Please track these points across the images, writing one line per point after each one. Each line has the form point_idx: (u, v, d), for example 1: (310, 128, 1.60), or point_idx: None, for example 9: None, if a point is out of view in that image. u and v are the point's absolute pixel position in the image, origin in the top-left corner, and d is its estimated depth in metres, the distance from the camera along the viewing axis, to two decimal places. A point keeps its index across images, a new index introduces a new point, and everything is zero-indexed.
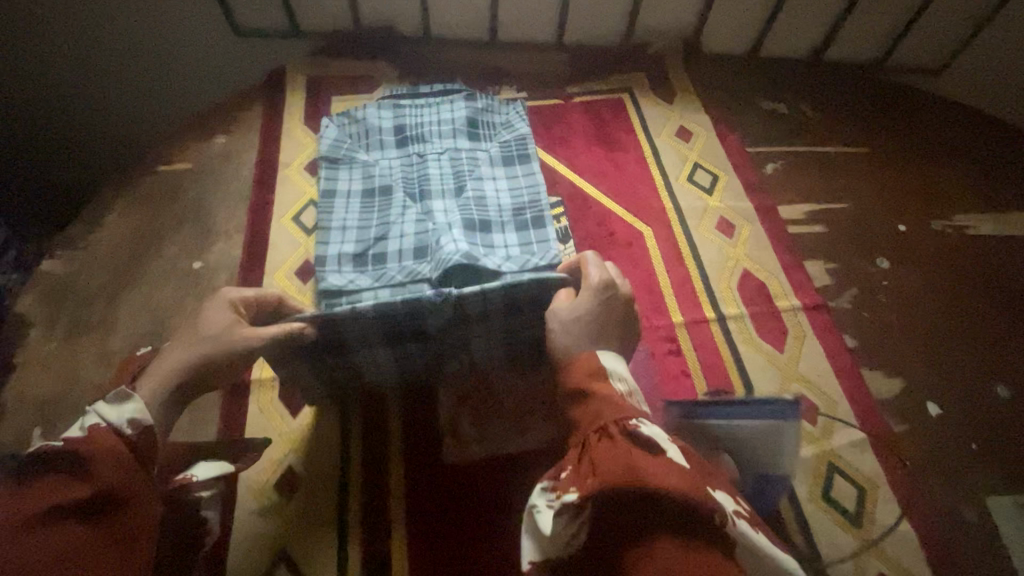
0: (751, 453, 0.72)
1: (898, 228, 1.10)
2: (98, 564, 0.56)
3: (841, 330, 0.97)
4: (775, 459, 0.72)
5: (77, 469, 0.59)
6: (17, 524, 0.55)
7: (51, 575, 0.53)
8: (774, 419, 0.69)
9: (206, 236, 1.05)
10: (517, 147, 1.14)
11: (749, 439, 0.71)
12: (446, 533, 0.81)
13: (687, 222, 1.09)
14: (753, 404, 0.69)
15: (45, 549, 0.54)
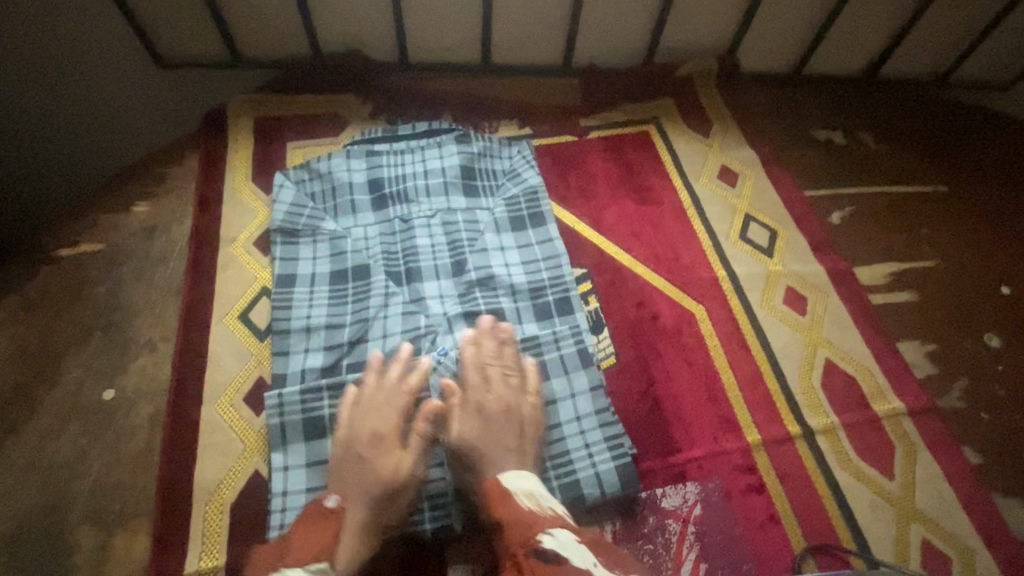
0: None
1: (1001, 291, 0.89)
2: None
3: (958, 442, 0.76)
4: None
5: None
6: None
7: None
8: None
9: (124, 351, 0.79)
10: (527, 206, 0.89)
11: None
12: None
13: (747, 297, 0.86)
14: None
15: None
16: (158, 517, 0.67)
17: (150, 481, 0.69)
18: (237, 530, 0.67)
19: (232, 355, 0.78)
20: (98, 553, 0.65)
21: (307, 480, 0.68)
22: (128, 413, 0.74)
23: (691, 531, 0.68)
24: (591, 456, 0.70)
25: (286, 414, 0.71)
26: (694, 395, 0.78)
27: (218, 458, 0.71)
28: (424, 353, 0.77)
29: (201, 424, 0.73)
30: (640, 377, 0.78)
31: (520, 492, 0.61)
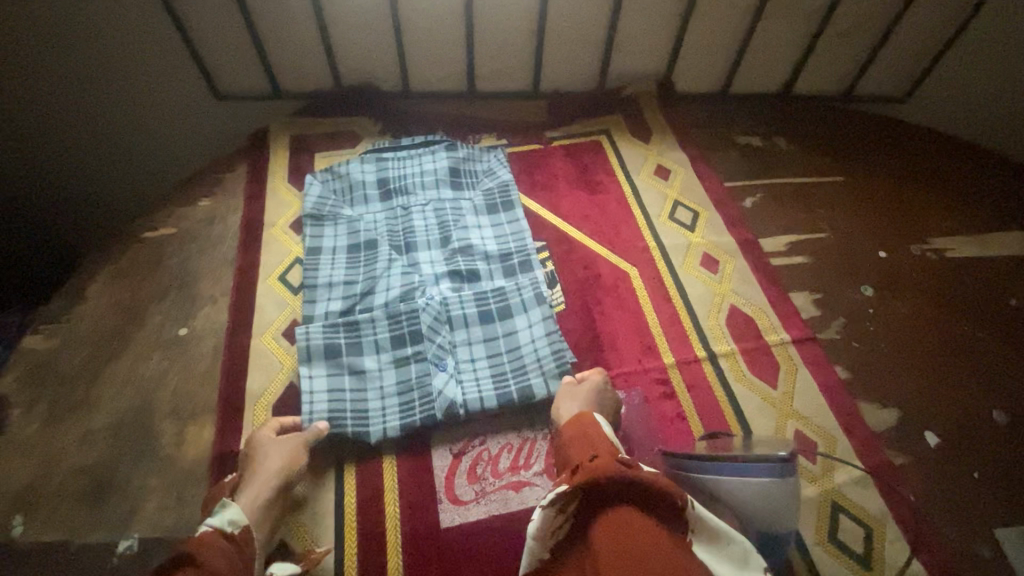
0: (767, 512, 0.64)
1: (879, 254, 1.12)
2: None
3: (832, 363, 0.97)
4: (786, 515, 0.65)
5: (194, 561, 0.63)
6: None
7: None
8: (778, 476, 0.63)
9: (193, 302, 1.04)
10: (500, 196, 1.15)
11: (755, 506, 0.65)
12: None
13: (671, 260, 1.10)
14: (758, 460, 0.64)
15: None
16: (221, 413, 0.91)
17: (212, 390, 0.93)
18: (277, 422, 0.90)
19: (274, 304, 1.03)
20: (175, 438, 0.88)
21: (328, 383, 0.91)
22: (196, 344, 0.98)
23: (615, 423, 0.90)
24: (541, 365, 0.93)
25: (310, 338, 0.94)
26: (625, 329, 1.01)
27: (264, 374, 0.95)
28: (416, 299, 0.99)
29: (252, 351, 0.97)
30: (583, 317, 1.02)
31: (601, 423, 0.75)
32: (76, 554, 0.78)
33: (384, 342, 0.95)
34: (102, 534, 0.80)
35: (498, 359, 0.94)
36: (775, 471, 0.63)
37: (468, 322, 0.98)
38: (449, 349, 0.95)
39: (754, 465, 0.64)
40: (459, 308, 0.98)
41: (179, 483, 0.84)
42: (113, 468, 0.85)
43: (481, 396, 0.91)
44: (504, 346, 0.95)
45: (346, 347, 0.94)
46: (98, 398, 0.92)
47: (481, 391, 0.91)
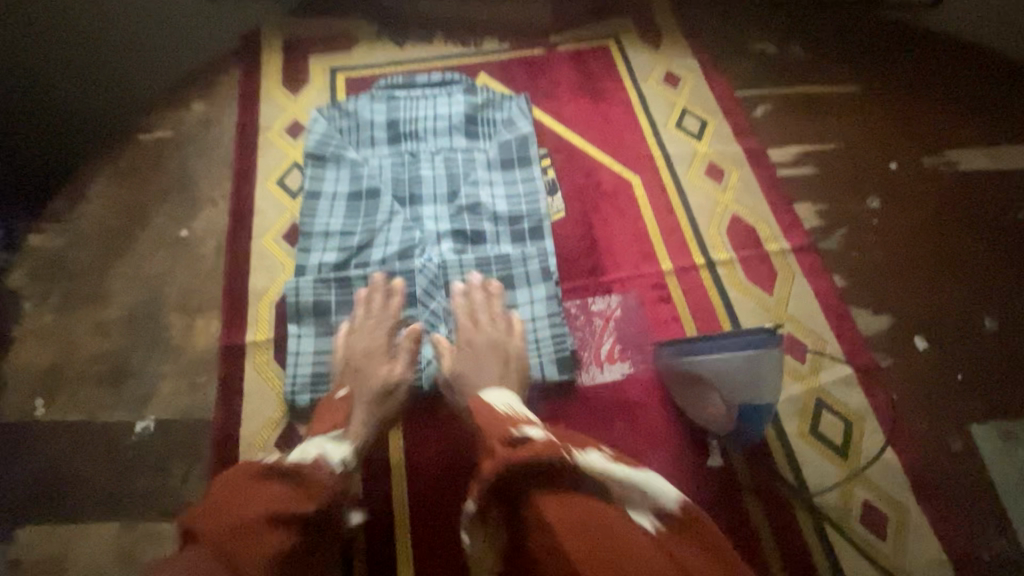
0: (739, 385, 0.72)
1: (889, 166, 1.09)
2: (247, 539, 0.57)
3: (829, 272, 0.97)
4: (761, 387, 0.73)
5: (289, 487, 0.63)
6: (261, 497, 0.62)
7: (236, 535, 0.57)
8: (754, 349, 0.70)
9: (193, 204, 1.03)
10: (517, 149, 1.07)
11: (732, 378, 0.72)
12: (444, 488, 0.82)
13: (675, 169, 1.08)
14: (734, 337, 0.70)
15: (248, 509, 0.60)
16: (225, 308, 0.93)
17: (217, 287, 0.95)
18: (281, 317, 0.92)
19: (273, 207, 1.03)
20: (184, 330, 0.91)
21: (314, 343, 0.88)
22: (199, 244, 0.99)
23: (611, 324, 0.92)
24: (539, 349, 0.88)
25: (299, 295, 0.90)
26: (623, 236, 1.01)
27: (268, 273, 0.96)
28: (414, 258, 0.95)
29: (253, 251, 0.98)
30: (583, 224, 1.02)
31: (497, 404, 0.73)
32: (101, 430, 0.84)
33: None
34: (122, 414, 0.85)
35: None
36: (753, 345, 0.70)
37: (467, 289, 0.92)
38: (443, 318, 0.90)
39: (738, 339, 0.70)
40: (457, 277, 0.93)
41: (190, 370, 0.88)
42: (128, 357, 0.89)
43: None
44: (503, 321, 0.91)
45: (337, 305, 0.91)
46: (108, 293, 0.94)
47: None
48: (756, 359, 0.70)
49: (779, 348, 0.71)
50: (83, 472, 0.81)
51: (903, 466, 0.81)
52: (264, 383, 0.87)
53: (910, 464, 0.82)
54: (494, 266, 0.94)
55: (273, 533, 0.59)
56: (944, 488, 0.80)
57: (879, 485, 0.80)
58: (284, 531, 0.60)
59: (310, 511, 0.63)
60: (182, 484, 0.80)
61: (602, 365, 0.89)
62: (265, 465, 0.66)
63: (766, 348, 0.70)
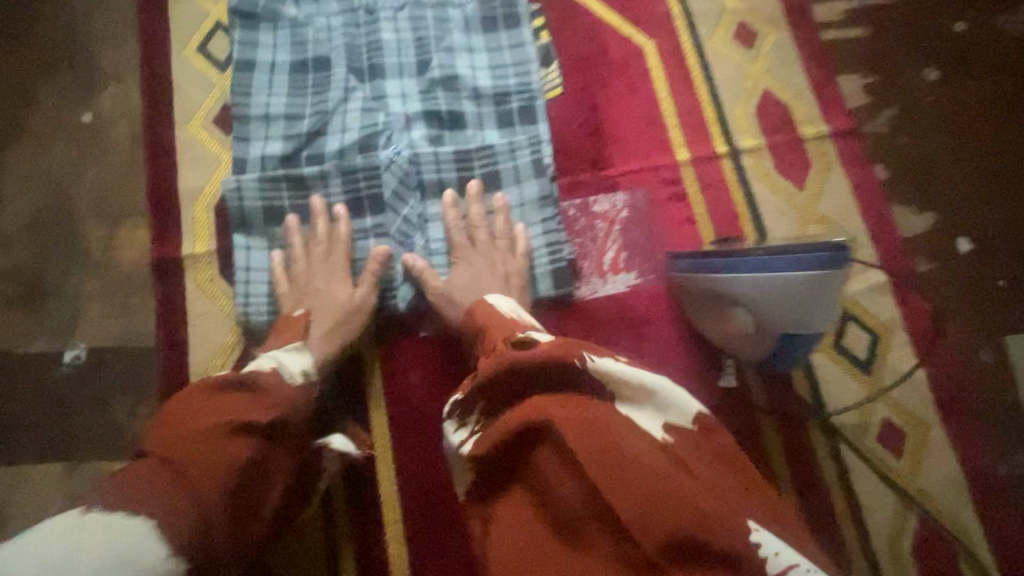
0: (780, 310, 0.62)
1: (955, 27, 0.90)
2: (203, 445, 0.52)
3: (871, 161, 0.83)
4: (806, 318, 0.62)
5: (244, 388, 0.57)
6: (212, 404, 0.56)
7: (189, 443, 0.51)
8: (817, 271, 0.58)
9: (93, 79, 0.82)
10: (503, 5, 0.84)
11: (774, 301, 0.61)
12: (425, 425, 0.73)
13: (699, 32, 0.87)
14: (793, 253, 0.59)
15: (204, 416, 0.54)
16: (152, 214, 0.76)
17: (137, 187, 0.78)
18: (221, 224, 0.76)
19: (196, 82, 0.81)
20: (105, 242, 0.76)
21: (265, 257, 0.74)
22: (109, 133, 0.80)
23: (616, 228, 0.79)
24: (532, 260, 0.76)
25: (242, 197, 0.74)
26: (633, 119, 0.83)
27: (200, 170, 0.78)
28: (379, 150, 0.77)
29: (177, 141, 0.79)
30: (585, 104, 0.83)
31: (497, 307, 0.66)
32: (23, 362, 0.72)
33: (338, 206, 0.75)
34: (46, 343, 0.73)
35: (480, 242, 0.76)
36: (816, 265, 0.58)
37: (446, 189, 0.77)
38: (418, 223, 0.75)
39: (804, 255, 0.58)
40: (432, 173, 0.77)
41: (119, 290, 0.74)
42: (40, 275, 0.75)
43: None
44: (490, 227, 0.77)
45: (288, 210, 0.75)
46: (4, 197, 0.77)
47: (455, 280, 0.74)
48: (821, 279, 0.59)
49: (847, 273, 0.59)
50: (12, 409, 0.71)
51: (929, 381, 0.75)
52: (210, 304, 0.73)
53: (936, 379, 0.75)
54: (477, 159, 0.78)
55: (227, 445, 0.53)
56: (969, 403, 0.74)
57: (901, 402, 0.74)
58: (240, 446, 0.53)
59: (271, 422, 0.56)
60: (129, 418, 0.71)
61: (606, 276, 0.77)
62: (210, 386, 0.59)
63: (826, 269, 0.58)
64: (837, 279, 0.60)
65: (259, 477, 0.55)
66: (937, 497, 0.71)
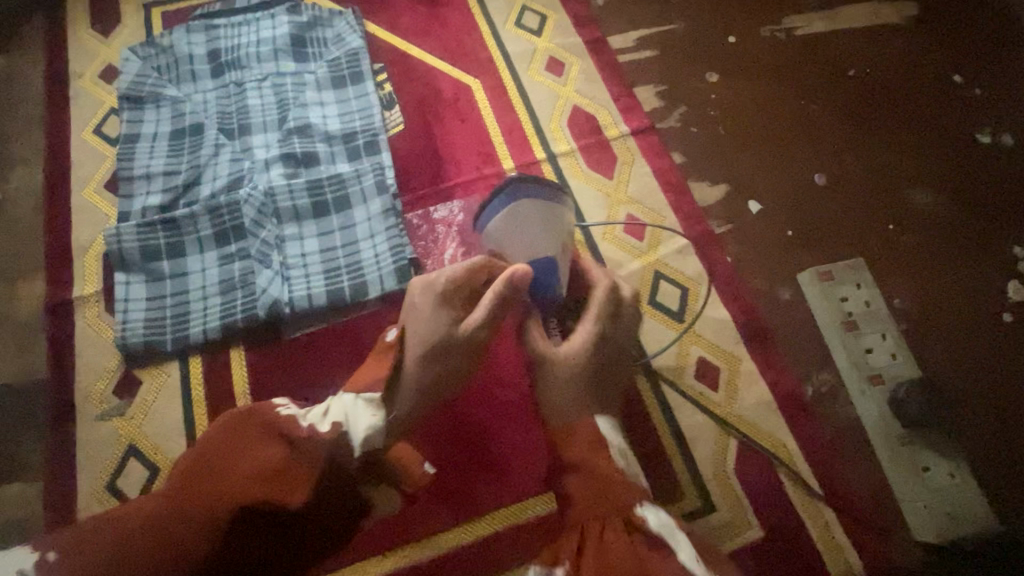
0: (516, 251, 0.67)
1: (729, 40, 1.09)
2: (235, 483, 0.58)
3: (668, 150, 0.98)
4: (539, 248, 0.66)
5: (297, 455, 0.61)
6: (276, 461, 0.60)
7: (239, 474, 0.58)
8: (507, 206, 0.63)
9: (4, 165, 0.96)
10: (348, 66, 1.02)
11: (505, 245, 0.66)
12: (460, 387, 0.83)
13: (516, 67, 1.05)
14: (489, 204, 0.64)
15: (265, 457, 0.60)
16: (48, 267, 0.88)
17: (37, 247, 0.90)
18: (107, 267, 0.87)
19: (91, 156, 0.96)
20: (6, 296, 0.86)
21: (145, 289, 0.85)
22: (13, 206, 0.93)
23: (454, 229, 0.91)
24: (378, 262, 0.87)
25: (122, 241, 0.86)
26: (464, 141, 0.98)
27: (91, 225, 0.91)
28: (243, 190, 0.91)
29: (73, 205, 0.93)
30: (422, 134, 0.99)
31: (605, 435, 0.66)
32: None
33: (208, 239, 0.87)
34: None
35: (332, 254, 0.88)
36: (505, 204, 0.63)
37: (300, 214, 0.90)
38: (277, 244, 0.87)
39: (492, 202, 0.63)
40: (289, 202, 0.90)
41: (16, 335, 0.84)
42: None
43: (310, 294, 0.85)
44: (340, 240, 0.89)
45: (165, 247, 0.87)
46: None
47: (310, 288, 0.85)
48: (512, 216, 0.63)
49: (539, 194, 0.63)
50: None
51: (734, 321, 0.85)
52: (97, 335, 0.83)
53: (740, 319, 0.85)
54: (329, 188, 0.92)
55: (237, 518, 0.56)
56: (773, 335, 0.84)
57: (711, 342, 0.84)
58: (259, 517, 0.57)
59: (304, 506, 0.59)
60: (21, 445, 0.78)
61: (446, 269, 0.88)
62: (279, 419, 0.64)
63: (513, 202, 0.62)
64: (536, 206, 0.63)
65: (266, 542, 0.58)
66: (753, 419, 0.79)
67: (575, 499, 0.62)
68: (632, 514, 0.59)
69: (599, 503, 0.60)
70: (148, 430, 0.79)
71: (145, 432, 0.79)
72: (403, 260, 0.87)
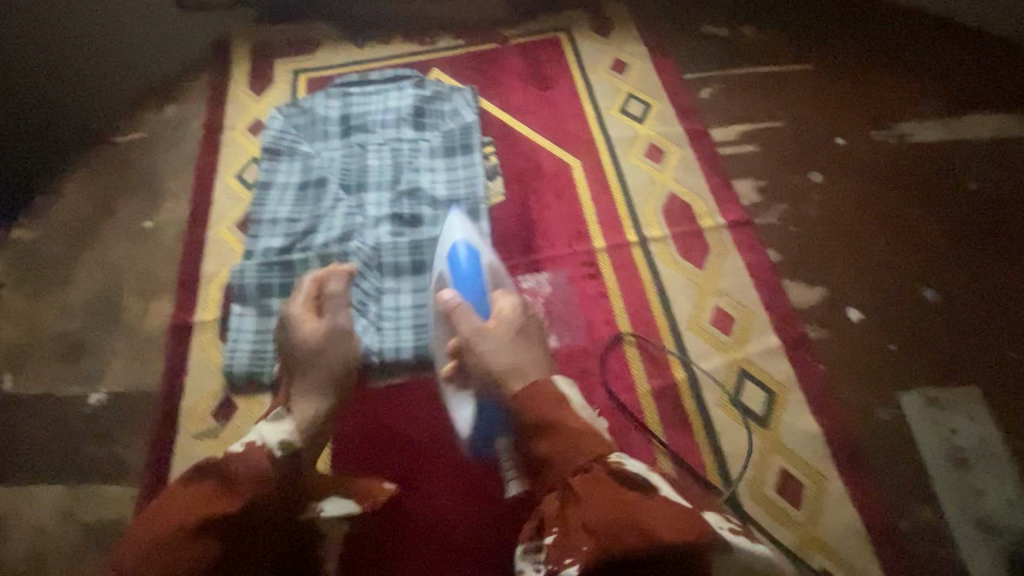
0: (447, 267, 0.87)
1: (836, 141, 1.08)
2: (173, 525, 0.56)
3: (764, 246, 0.97)
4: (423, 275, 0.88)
5: (221, 478, 0.61)
6: (201, 496, 0.59)
7: (181, 520, 0.57)
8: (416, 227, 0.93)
9: (159, 197, 1.11)
10: (460, 138, 1.11)
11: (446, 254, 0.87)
12: None
13: (616, 151, 1.09)
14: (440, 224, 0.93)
15: (195, 496, 0.59)
16: (177, 292, 0.99)
17: (171, 273, 1.01)
18: (226, 299, 0.97)
19: (229, 197, 1.09)
20: (139, 312, 0.97)
21: (255, 323, 0.93)
22: (160, 233, 1.06)
23: (539, 300, 0.94)
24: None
25: (244, 278, 0.96)
26: (559, 215, 1.02)
27: (218, 258, 1.02)
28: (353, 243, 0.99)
29: (208, 239, 1.04)
30: (520, 205, 1.04)
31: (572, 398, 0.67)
32: (54, 404, 0.90)
33: None
34: (76, 389, 0.90)
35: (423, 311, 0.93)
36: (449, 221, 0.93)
37: (400, 270, 0.96)
38: (376, 296, 0.94)
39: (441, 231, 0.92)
40: (392, 259, 0.97)
41: (141, 349, 0.94)
42: (85, 337, 0.95)
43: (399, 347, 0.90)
44: None
45: (278, 286, 0.96)
46: (73, 279, 1.01)
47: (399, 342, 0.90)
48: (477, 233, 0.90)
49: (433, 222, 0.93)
50: (37, 441, 0.87)
51: (823, 435, 0.80)
52: (208, 360, 0.92)
53: (831, 433, 0.81)
54: (429, 249, 0.98)
55: (190, 548, 0.56)
56: (866, 457, 0.79)
57: (796, 454, 0.79)
58: (208, 540, 0.56)
59: (246, 507, 0.59)
60: (126, 452, 0.85)
61: None
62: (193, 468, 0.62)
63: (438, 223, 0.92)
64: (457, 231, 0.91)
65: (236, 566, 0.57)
66: (836, 547, 0.74)
67: (554, 460, 0.62)
68: (608, 465, 0.60)
69: (578, 456, 0.61)
70: None
71: None
72: None
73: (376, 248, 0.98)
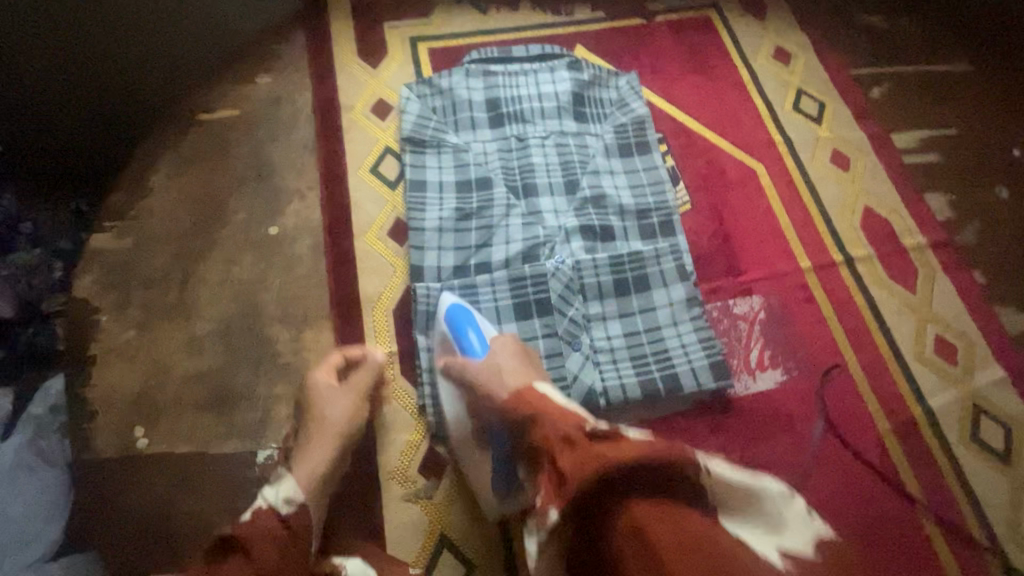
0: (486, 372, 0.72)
1: (1013, 153, 1.04)
2: None
3: (968, 267, 0.93)
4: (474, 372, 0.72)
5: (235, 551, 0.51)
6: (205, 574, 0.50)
7: None
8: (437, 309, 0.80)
9: (278, 196, 0.92)
10: (635, 134, 0.97)
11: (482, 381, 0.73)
12: None
13: (799, 155, 1.01)
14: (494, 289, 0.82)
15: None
16: (336, 319, 0.83)
17: (321, 296, 0.85)
18: (403, 328, 0.83)
19: (371, 199, 0.92)
20: (292, 346, 0.82)
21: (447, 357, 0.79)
22: (293, 243, 0.88)
23: (756, 328, 0.86)
24: (688, 355, 0.82)
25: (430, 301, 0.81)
26: (756, 231, 0.94)
27: (378, 277, 0.87)
28: (542, 260, 0.86)
29: (355, 251, 0.88)
30: (711, 218, 0.95)
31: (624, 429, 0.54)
32: (214, 464, 0.76)
33: (507, 309, 0.83)
34: (239, 444, 0.77)
35: (636, 339, 0.83)
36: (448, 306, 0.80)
37: (604, 293, 0.85)
38: (584, 325, 0.83)
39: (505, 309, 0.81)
40: (592, 280, 0.85)
41: None
42: (231, 377, 0.80)
43: (622, 384, 0.80)
44: (643, 325, 0.84)
45: None
46: (195, 303, 0.84)
47: (620, 377, 0.80)
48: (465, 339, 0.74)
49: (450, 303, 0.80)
50: (204, 512, 0.73)
51: None
52: (396, 404, 0.80)
53: None
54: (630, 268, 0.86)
55: None
56: None
57: None
58: None
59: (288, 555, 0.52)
60: None
61: (753, 374, 0.84)
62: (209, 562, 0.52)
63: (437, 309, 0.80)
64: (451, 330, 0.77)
65: None
66: None
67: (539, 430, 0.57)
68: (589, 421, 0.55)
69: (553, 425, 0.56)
70: (455, 518, 0.75)
71: (452, 520, 0.74)
72: (714, 353, 0.82)
73: (571, 267, 0.85)
